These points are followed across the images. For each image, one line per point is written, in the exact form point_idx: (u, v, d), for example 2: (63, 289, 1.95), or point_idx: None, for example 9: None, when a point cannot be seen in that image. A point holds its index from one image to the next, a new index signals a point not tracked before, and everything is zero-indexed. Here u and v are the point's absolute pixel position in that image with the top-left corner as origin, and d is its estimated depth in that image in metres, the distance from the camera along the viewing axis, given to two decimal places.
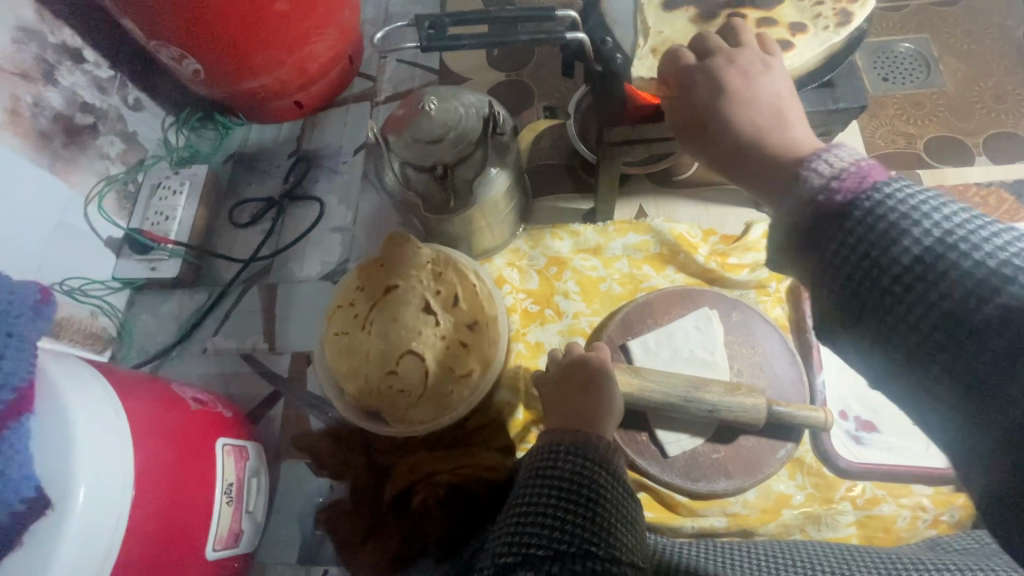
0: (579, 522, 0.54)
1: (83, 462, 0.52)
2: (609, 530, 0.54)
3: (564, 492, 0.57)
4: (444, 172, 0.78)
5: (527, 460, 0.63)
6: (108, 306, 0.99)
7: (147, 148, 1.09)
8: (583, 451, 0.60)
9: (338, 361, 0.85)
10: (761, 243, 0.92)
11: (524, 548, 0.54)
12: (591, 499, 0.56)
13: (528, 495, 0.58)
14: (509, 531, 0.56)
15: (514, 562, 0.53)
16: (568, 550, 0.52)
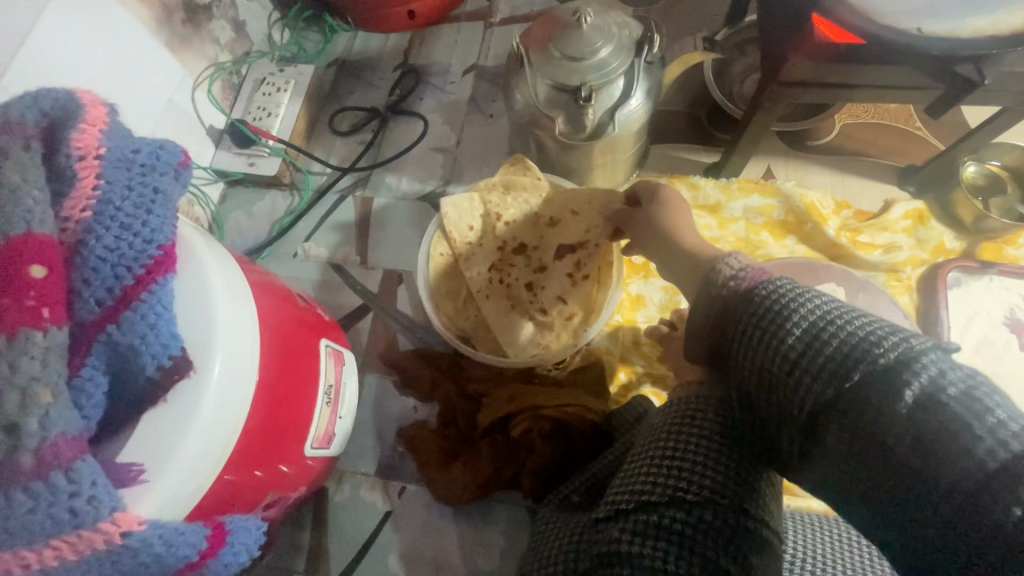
0: (737, 473, 0.49)
1: (222, 334, 0.50)
2: (764, 487, 0.49)
3: (720, 439, 0.51)
4: (589, 95, 0.71)
5: (668, 400, 0.58)
6: (203, 196, 0.98)
7: (253, 41, 1.05)
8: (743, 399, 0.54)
9: (438, 281, 0.82)
10: (901, 224, 0.85)
11: (669, 489, 0.49)
12: (752, 452, 0.50)
13: (676, 434, 0.53)
14: (649, 467, 0.52)
15: (659, 500, 0.49)
16: (723, 499, 0.47)
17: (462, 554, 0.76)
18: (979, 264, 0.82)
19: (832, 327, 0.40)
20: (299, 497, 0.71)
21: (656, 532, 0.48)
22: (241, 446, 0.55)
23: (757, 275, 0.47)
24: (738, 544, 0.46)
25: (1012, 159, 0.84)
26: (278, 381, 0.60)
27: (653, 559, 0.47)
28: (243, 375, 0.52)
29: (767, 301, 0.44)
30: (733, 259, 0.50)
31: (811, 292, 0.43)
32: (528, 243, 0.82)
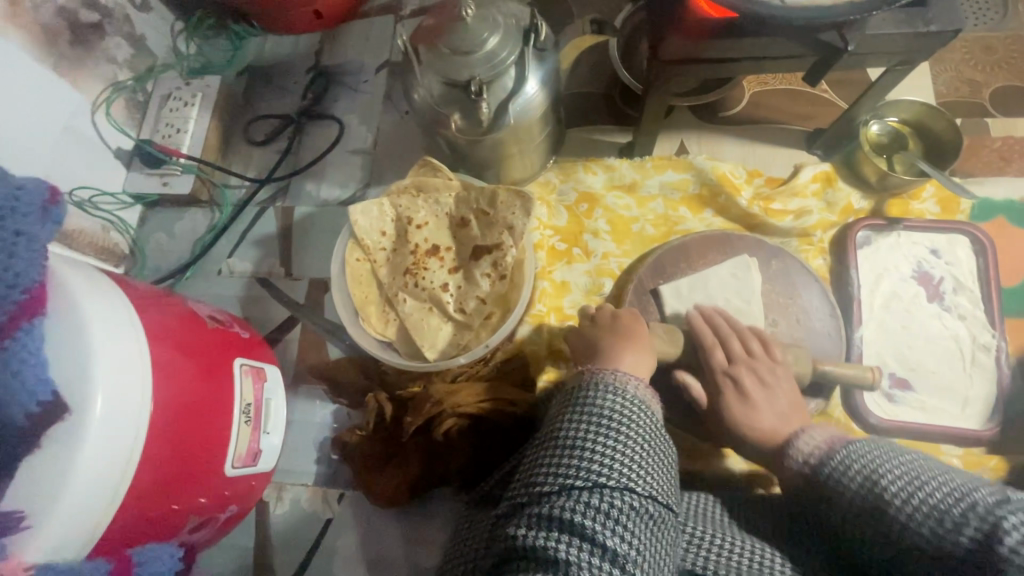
0: (616, 456, 0.52)
1: (100, 376, 0.51)
2: (645, 466, 0.52)
3: (600, 426, 0.54)
4: (480, 89, 0.70)
5: (561, 393, 0.60)
6: (119, 221, 0.96)
7: (157, 55, 1.02)
8: (622, 387, 0.57)
9: (356, 289, 0.83)
10: (810, 188, 0.86)
11: (559, 479, 0.51)
12: (629, 436, 0.54)
13: (564, 426, 0.55)
14: (541, 461, 0.54)
15: (550, 491, 0.51)
16: (606, 483, 0.50)
17: (403, 552, 0.77)
18: (888, 221, 0.84)
19: (910, 496, 0.48)
20: (232, 516, 0.73)
21: (549, 523, 0.49)
22: (144, 478, 0.57)
23: (836, 450, 0.57)
24: (623, 523, 0.49)
25: (908, 114, 0.85)
26: (179, 410, 0.62)
27: (548, 550, 0.48)
28: (136, 414, 0.53)
29: (835, 484, 0.54)
30: (809, 438, 0.60)
31: (891, 454, 0.53)
32: (440, 244, 0.84)
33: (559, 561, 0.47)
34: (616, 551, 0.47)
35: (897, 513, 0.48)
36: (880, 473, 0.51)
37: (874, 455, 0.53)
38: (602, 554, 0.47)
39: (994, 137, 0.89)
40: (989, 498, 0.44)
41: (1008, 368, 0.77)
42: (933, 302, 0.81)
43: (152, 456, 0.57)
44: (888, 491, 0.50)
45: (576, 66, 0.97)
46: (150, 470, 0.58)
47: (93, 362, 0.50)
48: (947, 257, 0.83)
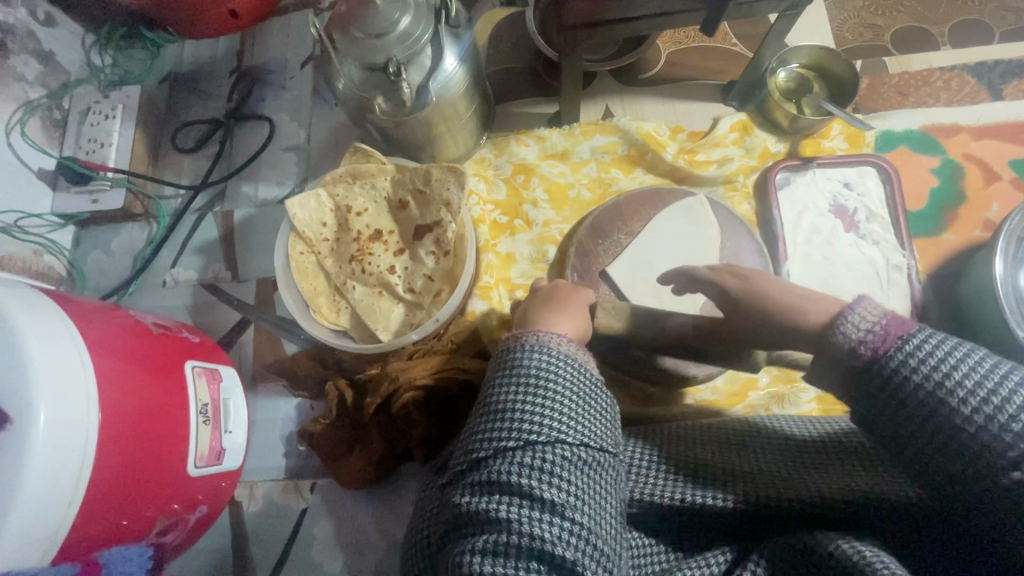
0: (546, 412, 0.55)
1: (42, 391, 0.54)
2: (575, 416, 0.56)
3: (527, 386, 0.57)
4: (398, 70, 0.72)
5: (492, 360, 0.63)
6: (51, 243, 0.94)
7: (70, 71, 0.98)
8: (545, 346, 0.61)
9: (303, 281, 0.83)
10: (729, 138, 0.91)
11: (493, 443, 0.54)
12: (556, 389, 0.57)
13: (495, 392, 0.58)
14: (478, 428, 0.57)
15: (488, 456, 0.54)
16: (537, 439, 0.53)
17: (379, 530, 0.79)
18: (802, 160, 0.90)
19: (1005, 403, 0.40)
20: (204, 518, 0.74)
21: (490, 487, 0.52)
22: (99, 484, 0.59)
23: (894, 336, 0.45)
24: (557, 474, 0.52)
25: (808, 59, 0.91)
26: (131, 419, 0.63)
27: (490, 511, 0.51)
28: (81, 419, 0.57)
29: (904, 378, 0.43)
30: (860, 313, 0.47)
31: (958, 348, 0.43)
32: (382, 228, 0.85)
33: (500, 521, 0.50)
34: (553, 502, 0.51)
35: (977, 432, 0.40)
36: (946, 375, 0.42)
37: (934, 349, 0.43)
38: (541, 507, 0.51)
39: (890, 75, 0.96)
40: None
41: (919, 284, 0.84)
42: (850, 232, 0.87)
43: (109, 464, 0.60)
44: (960, 413, 0.41)
45: (498, 43, 1.00)
46: (109, 476, 0.60)
47: (34, 379, 0.54)
48: (859, 189, 0.89)
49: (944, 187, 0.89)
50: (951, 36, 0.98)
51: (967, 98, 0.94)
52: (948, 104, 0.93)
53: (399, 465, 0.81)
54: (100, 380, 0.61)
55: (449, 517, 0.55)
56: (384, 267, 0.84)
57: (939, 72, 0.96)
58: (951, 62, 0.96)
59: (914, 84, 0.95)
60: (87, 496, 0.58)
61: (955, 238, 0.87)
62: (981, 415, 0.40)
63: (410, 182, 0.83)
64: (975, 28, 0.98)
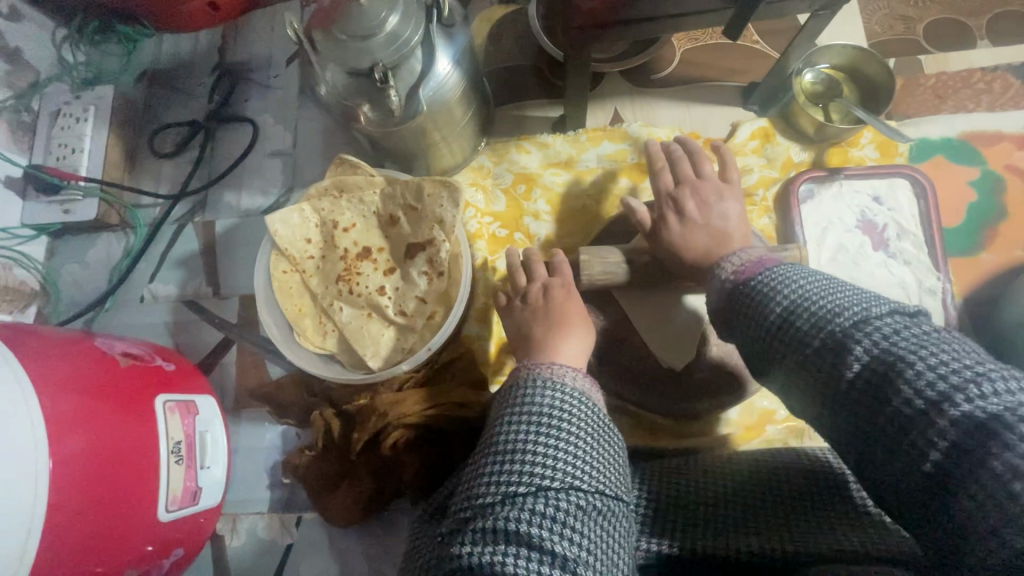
0: (560, 454, 0.50)
1: None
2: (589, 459, 0.50)
3: (540, 425, 0.52)
4: (385, 76, 0.64)
5: (498, 394, 0.58)
6: (22, 256, 0.88)
7: (40, 69, 0.92)
8: (559, 381, 0.56)
9: (287, 302, 0.78)
10: (749, 146, 0.84)
11: (500, 488, 0.48)
12: (571, 428, 0.52)
13: (502, 429, 0.53)
14: (482, 470, 0.51)
15: (493, 501, 0.48)
16: (551, 484, 0.48)
17: (369, 568, 0.75)
18: (829, 172, 0.82)
19: (823, 312, 0.44)
20: (180, 559, 0.70)
21: (494, 537, 0.46)
22: (51, 546, 0.54)
23: (751, 271, 0.53)
24: (572, 525, 0.46)
25: (840, 60, 0.83)
26: (88, 471, 0.58)
27: (493, 566, 0.44)
28: (26, 481, 0.52)
29: (757, 293, 0.50)
30: (735, 259, 0.57)
31: (794, 275, 0.49)
32: (372, 246, 0.79)
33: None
34: (566, 557, 0.45)
35: (785, 349, 0.46)
36: (785, 292, 0.48)
37: (786, 275, 0.50)
38: (552, 562, 0.44)
39: (926, 76, 0.87)
40: (849, 319, 0.42)
41: (955, 309, 0.77)
42: (879, 251, 0.80)
43: (63, 523, 0.55)
44: (797, 329, 0.45)
45: (497, 39, 0.92)
46: (64, 535, 0.55)
47: None
48: (890, 203, 0.81)
49: (984, 201, 0.82)
50: (994, 31, 0.89)
51: (1011, 102, 0.86)
52: (990, 109, 0.85)
53: (391, 502, 0.76)
54: (52, 432, 0.55)
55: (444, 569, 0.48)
56: (374, 287, 0.78)
57: (980, 73, 0.88)
58: (995, 61, 0.88)
59: (953, 86, 0.87)
60: (37, 560, 0.53)
61: (994, 259, 0.80)
62: (813, 317, 0.44)
63: (401, 196, 0.76)
64: (1022, 23, 0.89)
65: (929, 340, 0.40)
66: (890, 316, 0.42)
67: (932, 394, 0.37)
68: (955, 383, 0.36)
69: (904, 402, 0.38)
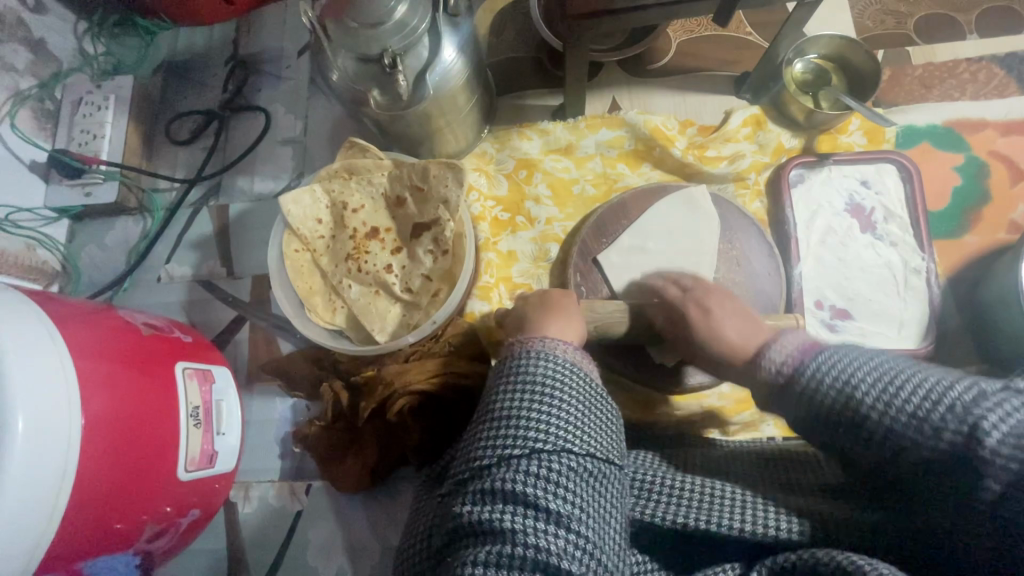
0: (552, 420, 0.53)
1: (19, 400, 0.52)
2: (580, 425, 0.54)
3: (533, 392, 0.55)
4: (393, 61, 0.68)
5: (494, 366, 0.61)
6: (45, 238, 0.92)
7: (62, 59, 0.96)
8: (552, 352, 0.58)
9: (298, 279, 0.81)
10: (741, 132, 0.87)
11: (497, 450, 0.52)
12: (563, 396, 0.55)
13: (498, 397, 0.56)
14: (480, 435, 0.55)
15: (490, 463, 0.52)
16: (543, 447, 0.51)
17: (374, 534, 0.78)
18: (818, 157, 0.86)
19: (895, 390, 0.45)
20: (196, 521, 0.74)
21: (493, 496, 0.50)
22: (82, 495, 0.58)
23: (808, 355, 0.52)
24: (563, 485, 0.50)
25: (828, 50, 0.86)
26: (114, 428, 0.61)
27: (493, 522, 0.49)
28: (62, 432, 0.56)
29: (809, 392, 0.50)
30: (780, 348, 0.56)
31: (862, 357, 0.49)
32: (380, 226, 0.82)
33: (504, 532, 0.48)
34: (558, 513, 0.48)
35: (901, 434, 0.43)
36: (851, 381, 0.48)
37: (841, 359, 0.50)
38: (546, 518, 0.48)
39: (913, 66, 0.91)
40: (964, 396, 0.42)
41: (938, 289, 0.80)
42: (866, 232, 0.83)
43: (92, 473, 0.59)
44: (871, 404, 0.46)
45: (500, 31, 0.96)
46: (93, 485, 0.59)
47: (11, 387, 0.52)
48: (877, 187, 0.85)
49: (967, 186, 0.85)
50: (980, 24, 0.92)
51: (994, 91, 0.89)
52: (974, 97, 0.89)
53: (396, 469, 0.80)
54: (83, 387, 0.59)
55: (447, 526, 0.52)
56: (381, 265, 0.81)
57: (965, 63, 0.91)
58: (979, 52, 0.91)
59: (938, 75, 0.90)
60: (70, 506, 0.57)
61: (977, 241, 0.83)
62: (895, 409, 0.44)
63: (407, 178, 0.80)
64: (1005, 16, 0.93)
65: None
66: (992, 389, 0.42)
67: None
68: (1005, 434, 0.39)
69: (990, 465, 0.39)
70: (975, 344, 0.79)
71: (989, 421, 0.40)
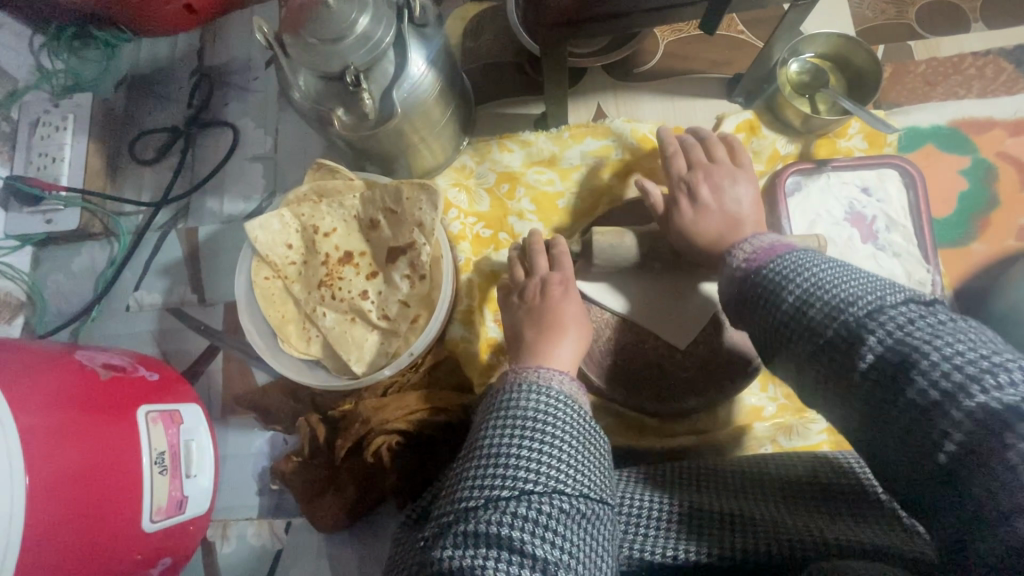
0: (544, 459, 0.49)
1: None
2: (574, 463, 0.50)
3: (524, 428, 0.51)
4: (357, 79, 0.64)
5: (484, 399, 0.58)
6: (6, 268, 0.88)
7: (16, 78, 0.91)
8: (545, 385, 0.55)
9: (270, 308, 0.77)
10: (734, 139, 0.82)
11: (484, 490, 0.48)
12: (557, 432, 0.51)
13: (486, 434, 0.52)
14: (465, 474, 0.50)
15: (476, 505, 0.47)
16: (534, 489, 0.47)
17: (357, 572, 0.75)
18: (816, 164, 0.81)
19: (825, 294, 0.43)
20: (167, 569, 0.70)
21: (476, 540, 0.45)
22: (32, 564, 0.54)
23: (762, 257, 0.51)
24: (554, 530, 0.46)
25: (824, 48, 0.81)
26: (66, 484, 0.58)
27: (474, 569, 0.44)
28: (2, 499, 0.52)
29: (766, 283, 0.49)
30: (749, 244, 0.54)
31: (816, 260, 0.47)
32: (353, 250, 0.78)
33: None
34: (547, 559, 0.44)
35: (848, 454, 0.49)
36: (784, 286, 0.47)
37: (803, 260, 0.48)
38: (533, 566, 0.44)
39: (915, 64, 0.86)
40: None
41: (945, 302, 0.76)
42: (868, 243, 0.79)
43: (43, 540, 0.55)
44: (818, 316, 0.42)
45: (478, 34, 0.91)
46: (44, 551, 0.55)
47: None
48: (878, 194, 0.80)
49: (975, 190, 0.80)
50: (987, 14, 0.87)
51: (1003, 87, 0.84)
52: (981, 95, 0.84)
53: (377, 505, 0.76)
54: (31, 449, 0.55)
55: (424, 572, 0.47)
56: (356, 291, 0.77)
57: (972, 57, 0.86)
58: (986, 45, 0.86)
59: (943, 72, 0.85)
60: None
61: (985, 248, 0.78)
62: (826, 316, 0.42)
63: (380, 200, 0.76)
64: (1014, 6, 0.87)
65: (947, 328, 0.37)
66: (906, 305, 0.39)
67: (934, 389, 0.35)
68: (968, 370, 0.34)
69: (920, 390, 0.35)
70: None
71: (920, 346, 0.36)
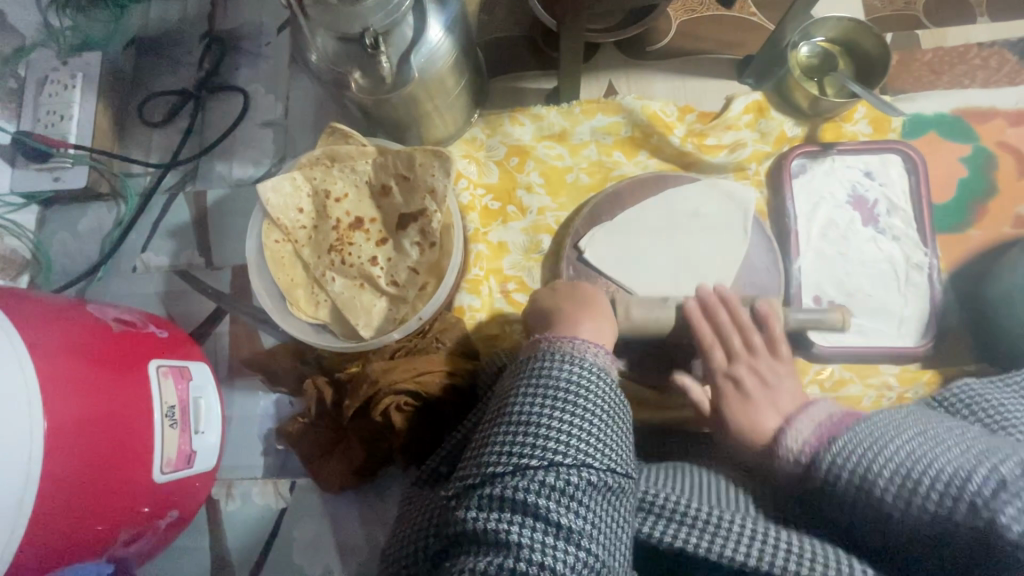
0: (574, 432, 0.50)
1: None
2: (602, 437, 0.51)
3: (556, 399, 0.52)
4: (375, 42, 0.64)
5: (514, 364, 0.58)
6: (12, 225, 0.88)
7: (24, 33, 0.90)
8: (578, 357, 0.55)
9: (279, 271, 0.78)
10: (742, 120, 0.84)
11: (513, 457, 0.49)
12: (586, 405, 0.52)
13: (516, 400, 0.53)
14: (492, 438, 0.51)
15: (504, 471, 0.49)
16: (563, 460, 0.48)
17: (362, 532, 0.77)
18: (822, 146, 0.82)
19: None
20: (174, 521, 0.72)
21: (502, 504, 0.47)
22: (48, 506, 0.56)
23: None
24: (579, 500, 0.48)
25: (835, 33, 0.82)
26: (81, 431, 0.59)
27: (499, 533, 0.47)
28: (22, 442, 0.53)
29: None
30: None
31: None
32: (365, 216, 0.79)
33: (510, 545, 0.46)
34: (571, 528, 0.47)
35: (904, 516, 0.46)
36: None
37: None
38: (556, 533, 0.47)
39: (921, 53, 0.87)
40: (984, 486, 0.42)
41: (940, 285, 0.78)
42: (869, 226, 0.81)
43: (58, 484, 0.56)
44: None
45: (492, 7, 0.91)
46: (59, 495, 0.56)
47: None
48: (881, 178, 0.82)
49: (974, 178, 0.82)
50: (993, 6, 0.88)
51: (1005, 78, 0.85)
52: (984, 85, 0.85)
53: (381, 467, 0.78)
54: (46, 394, 0.56)
55: (449, 529, 0.50)
56: (366, 255, 0.78)
57: (977, 48, 0.87)
58: (992, 37, 0.87)
59: (948, 62, 0.86)
60: (33, 520, 0.55)
61: (982, 235, 0.80)
62: None
63: (391, 167, 0.76)
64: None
65: None
66: None
67: None
68: None
69: None
70: (974, 342, 0.77)
71: None
